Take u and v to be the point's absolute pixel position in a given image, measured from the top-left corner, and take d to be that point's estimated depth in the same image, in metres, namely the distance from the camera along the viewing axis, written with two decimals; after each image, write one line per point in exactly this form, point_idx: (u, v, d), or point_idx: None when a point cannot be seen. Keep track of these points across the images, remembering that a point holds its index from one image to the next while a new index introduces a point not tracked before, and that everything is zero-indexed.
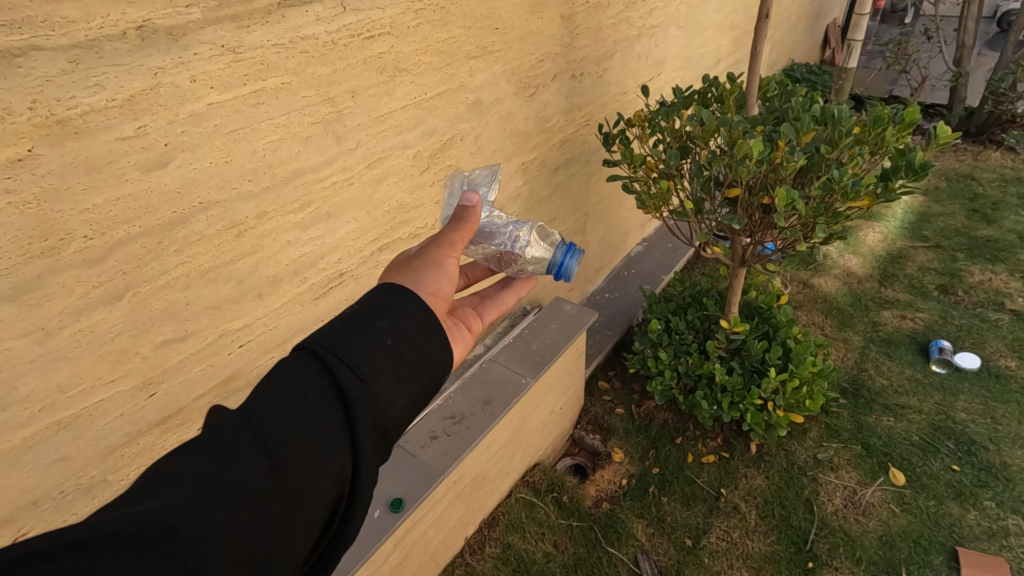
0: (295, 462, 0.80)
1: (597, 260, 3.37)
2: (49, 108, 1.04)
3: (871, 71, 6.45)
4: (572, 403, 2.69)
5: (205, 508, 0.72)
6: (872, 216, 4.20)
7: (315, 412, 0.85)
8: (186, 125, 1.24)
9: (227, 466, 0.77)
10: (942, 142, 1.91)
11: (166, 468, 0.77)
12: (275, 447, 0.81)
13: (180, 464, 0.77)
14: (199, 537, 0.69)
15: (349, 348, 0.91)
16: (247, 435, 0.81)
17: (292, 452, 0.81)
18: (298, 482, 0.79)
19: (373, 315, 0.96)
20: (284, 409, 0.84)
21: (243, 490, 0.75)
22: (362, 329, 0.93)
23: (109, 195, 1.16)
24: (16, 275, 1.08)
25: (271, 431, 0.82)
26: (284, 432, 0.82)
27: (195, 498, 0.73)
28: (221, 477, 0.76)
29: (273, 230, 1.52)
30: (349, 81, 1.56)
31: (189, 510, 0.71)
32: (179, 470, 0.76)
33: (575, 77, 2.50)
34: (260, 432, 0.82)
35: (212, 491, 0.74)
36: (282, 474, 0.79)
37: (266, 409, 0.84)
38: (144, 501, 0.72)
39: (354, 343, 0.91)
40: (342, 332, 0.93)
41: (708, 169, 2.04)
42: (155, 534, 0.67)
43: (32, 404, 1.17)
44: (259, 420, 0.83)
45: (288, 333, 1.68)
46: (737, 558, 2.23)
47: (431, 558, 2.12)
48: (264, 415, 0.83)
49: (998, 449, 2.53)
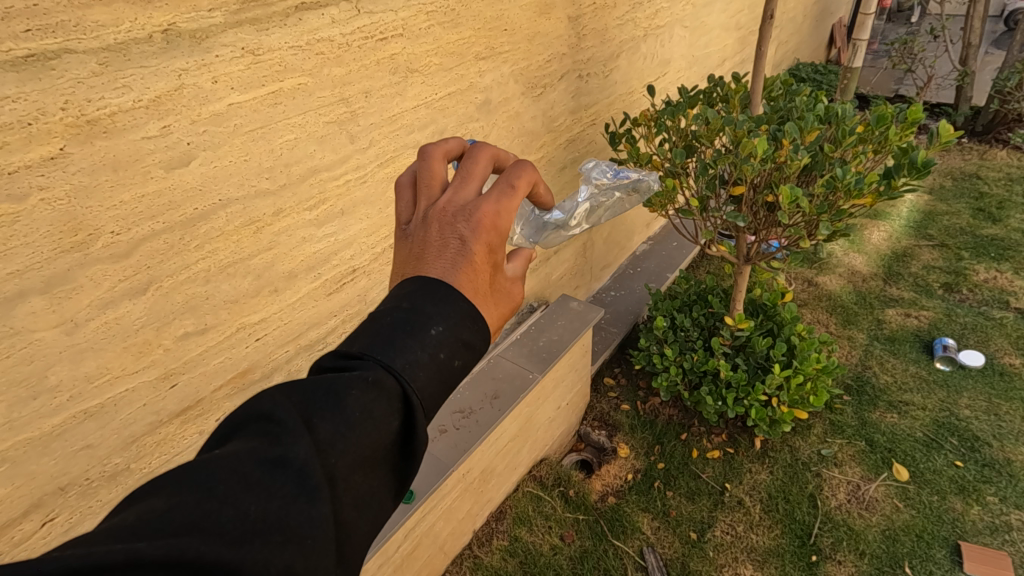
0: (353, 507, 0.74)
1: (603, 259, 3.41)
2: (80, 109, 1.09)
3: (876, 70, 6.46)
4: (578, 399, 2.73)
5: (267, 558, 0.63)
6: (877, 216, 4.21)
7: (381, 452, 0.77)
8: (207, 124, 1.29)
9: (293, 507, 0.67)
10: (945, 141, 1.93)
11: (234, 494, 0.66)
12: (340, 489, 0.72)
13: (242, 494, 0.66)
14: None
15: (428, 388, 0.82)
16: (316, 470, 0.71)
17: (351, 497, 0.74)
18: (352, 529, 0.74)
19: (454, 352, 0.84)
20: (356, 444, 0.74)
21: (305, 538, 0.67)
22: (443, 368, 0.82)
23: (135, 192, 1.21)
24: (45, 269, 1.13)
25: (338, 471, 0.72)
26: (353, 469, 0.74)
27: (256, 544, 0.63)
28: (288, 520, 0.66)
29: (289, 227, 1.57)
30: (362, 82, 1.61)
31: (251, 558, 0.62)
32: (243, 505, 0.66)
33: (582, 77, 2.54)
34: (328, 467, 0.72)
35: (277, 537, 0.65)
36: (339, 517, 0.72)
37: (337, 440, 0.74)
38: (202, 532, 0.62)
39: (434, 381, 0.82)
40: (428, 363, 0.81)
41: (713, 167, 2.07)
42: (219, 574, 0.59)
43: (61, 393, 1.22)
44: (328, 451, 0.73)
45: (302, 328, 1.73)
46: (742, 551, 2.26)
47: (440, 550, 2.16)
48: (336, 449, 0.73)
49: (1002, 446, 2.54)
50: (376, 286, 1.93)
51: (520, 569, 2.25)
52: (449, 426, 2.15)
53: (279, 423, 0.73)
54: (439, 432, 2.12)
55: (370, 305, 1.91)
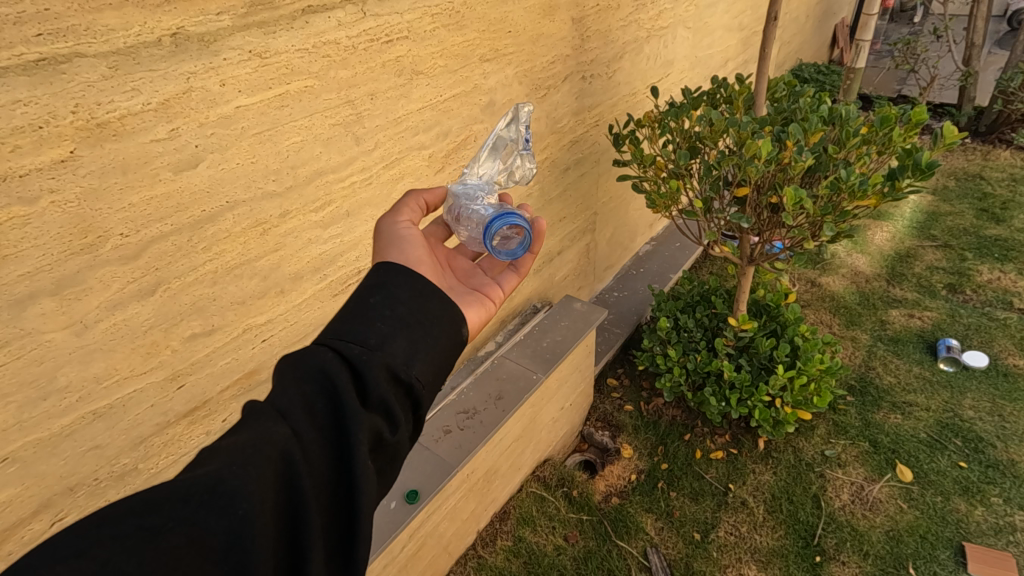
0: (319, 428, 0.81)
1: (606, 259, 3.42)
2: (90, 112, 1.10)
3: (880, 70, 6.44)
4: (582, 400, 2.74)
5: (241, 466, 0.71)
6: (881, 216, 4.21)
7: (326, 381, 0.83)
8: (215, 127, 1.30)
9: (254, 433, 0.76)
10: (949, 142, 1.92)
11: (215, 443, 0.77)
12: (296, 415, 0.80)
13: (220, 440, 0.77)
14: (240, 486, 0.69)
15: (351, 327, 0.92)
16: (267, 410, 0.80)
17: (313, 421, 0.81)
18: (324, 448, 0.79)
19: (367, 293, 0.97)
20: (296, 384, 0.83)
21: (267, 450, 0.74)
22: (361, 309, 0.95)
23: (144, 194, 1.22)
24: (55, 271, 1.14)
25: (289, 403, 0.81)
26: (304, 402, 0.82)
27: (229, 458, 0.72)
28: (250, 439, 0.75)
29: (296, 228, 1.57)
30: (368, 84, 1.62)
31: (225, 467, 0.71)
32: (219, 444, 0.76)
33: (585, 79, 2.54)
34: (279, 407, 0.81)
35: (246, 450, 0.73)
36: (302, 438, 0.78)
37: (281, 388, 0.83)
38: (191, 471, 0.72)
39: (355, 323, 0.92)
40: (346, 317, 0.94)
41: (718, 168, 2.05)
42: (202, 490, 0.68)
43: (70, 394, 1.23)
44: (275, 397, 0.82)
45: (308, 329, 1.73)
46: (745, 552, 2.26)
47: (444, 550, 2.17)
48: (278, 392, 0.82)
49: (1006, 446, 2.54)
50: None
51: (524, 570, 2.26)
52: (451, 426, 2.16)
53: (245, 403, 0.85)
54: (441, 433, 2.14)
55: None
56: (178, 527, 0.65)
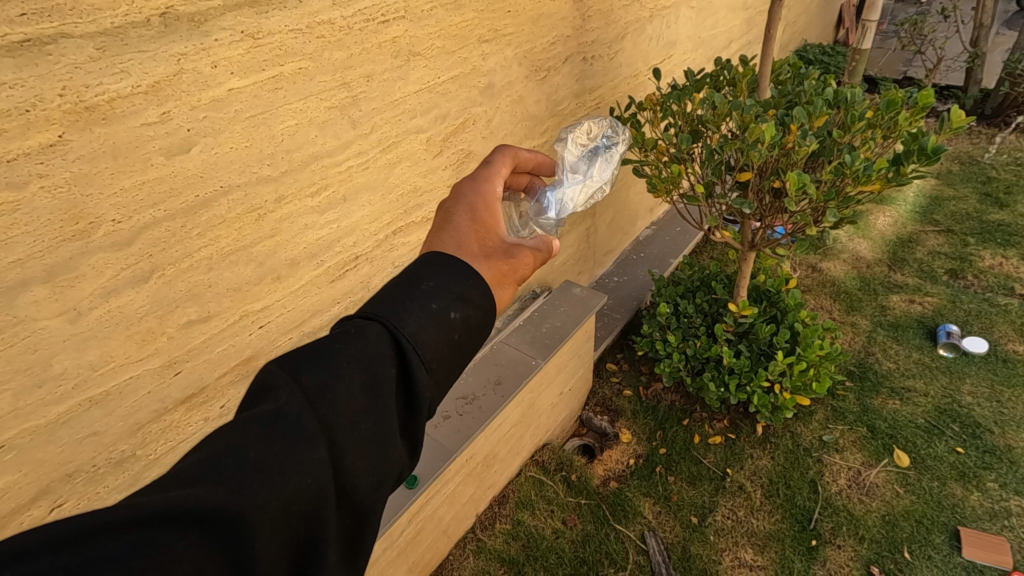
0: (357, 452, 0.78)
1: (606, 244, 3.41)
2: (78, 95, 1.07)
3: (885, 51, 6.35)
4: (580, 385, 2.76)
5: (270, 497, 0.68)
6: (884, 200, 4.19)
7: (375, 402, 0.81)
8: (207, 110, 1.27)
9: (292, 450, 0.72)
10: (956, 126, 1.89)
11: (239, 444, 0.72)
12: (338, 435, 0.77)
13: (246, 442, 0.72)
14: (263, 521, 0.67)
15: (421, 339, 0.87)
16: (311, 420, 0.76)
17: (351, 445, 0.78)
18: (356, 476, 0.78)
19: (447, 304, 0.91)
20: (345, 396, 0.79)
21: (303, 477, 0.72)
22: (435, 325, 0.89)
23: (136, 179, 1.20)
24: (47, 257, 1.12)
25: (335, 418, 0.78)
26: (347, 420, 0.78)
27: (258, 480, 0.69)
28: (287, 460, 0.71)
29: (292, 213, 1.55)
30: (364, 66, 1.58)
31: (252, 494, 0.67)
32: (246, 450, 0.71)
33: (586, 60, 2.50)
34: (323, 418, 0.77)
35: (282, 478, 0.70)
36: (339, 463, 0.77)
37: (331, 394, 0.79)
38: (207, 483, 0.67)
39: (427, 336, 0.88)
40: (420, 323, 0.88)
41: (720, 153, 2.00)
42: (221, 516, 0.65)
43: (66, 381, 1.22)
44: (323, 404, 0.78)
45: (306, 315, 1.72)
46: (742, 536, 2.28)
47: (443, 533, 2.20)
48: (327, 398, 0.79)
49: (1003, 432, 2.55)
50: (380, 273, 1.92)
51: (523, 553, 2.28)
52: (450, 412, 2.17)
53: (279, 385, 0.79)
54: (441, 418, 2.14)
55: (374, 291, 1.91)
56: (189, 550, 0.62)
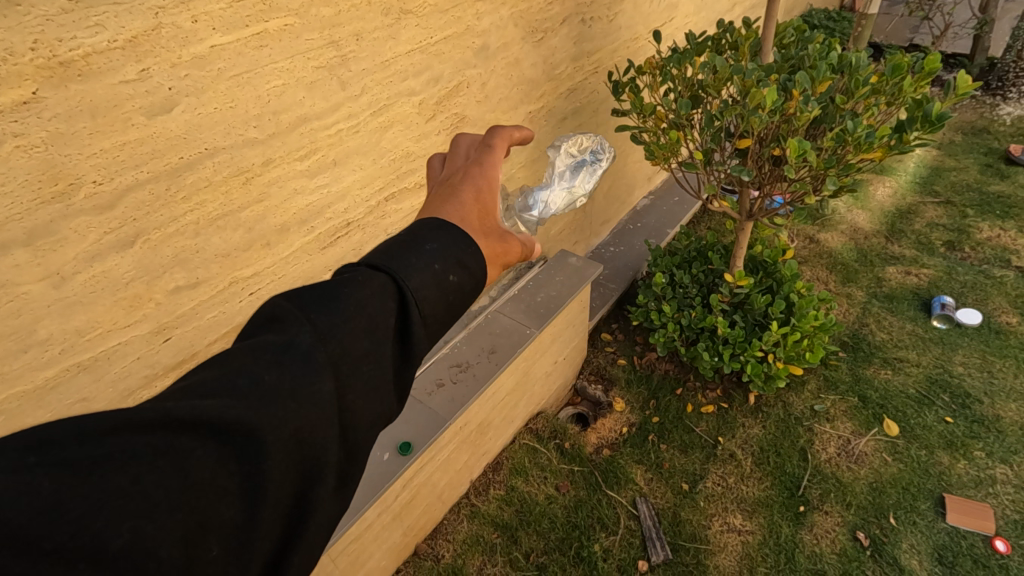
0: (362, 394, 0.72)
1: (603, 213, 3.37)
2: (51, 49, 1.02)
3: (892, 17, 6.19)
4: (574, 354, 2.77)
5: (278, 424, 0.63)
6: (884, 171, 4.14)
7: (384, 346, 0.75)
8: (189, 68, 1.22)
9: (301, 383, 0.66)
10: (962, 93, 1.83)
11: (248, 366, 0.66)
12: (346, 373, 0.71)
13: (257, 366, 0.66)
14: (275, 447, 0.62)
15: (432, 291, 0.79)
16: (320, 354, 0.70)
17: (357, 386, 0.72)
18: (359, 418, 0.72)
19: (450, 267, 0.81)
20: (357, 336, 0.73)
21: (313, 411, 0.66)
22: (445, 284, 0.80)
23: (115, 139, 1.16)
24: (27, 220, 1.09)
25: (344, 357, 0.71)
26: (355, 359, 0.72)
27: (266, 407, 0.63)
28: (296, 392, 0.66)
29: (280, 177, 1.51)
30: (353, 24, 1.52)
31: (267, 418, 0.62)
32: (257, 372, 0.65)
33: (585, 22, 2.42)
34: (332, 354, 0.71)
35: (291, 409, 0.64)
36: (345, 402, 0.71)
37: (344, 328, 0.72)
38: (218, 399, 0.62)
39: (436, 293, 0.79)
40: (432, 271, 0.79)
41: (719, 119, 1.94)
42: (233, 435, 0.60)
43: (52, 346, 1.21)
44: (334, 339, 0.71)
45: (297, 283, 1.70)
46: (732, 501, 2.32)
47: (438, 498, 2.23)
48: (339, 331, 0.71)
49: (992, 402, 2.57)
50: (372, 240, 1.89)
51: (516, 518, 2.31)
52: (444, 379, 2.17)
53: (288, 313, 0.72)
54: (435, 386, 2.15)
55: (366, 259, 1.88)
56: (202, 459, 0.58)
